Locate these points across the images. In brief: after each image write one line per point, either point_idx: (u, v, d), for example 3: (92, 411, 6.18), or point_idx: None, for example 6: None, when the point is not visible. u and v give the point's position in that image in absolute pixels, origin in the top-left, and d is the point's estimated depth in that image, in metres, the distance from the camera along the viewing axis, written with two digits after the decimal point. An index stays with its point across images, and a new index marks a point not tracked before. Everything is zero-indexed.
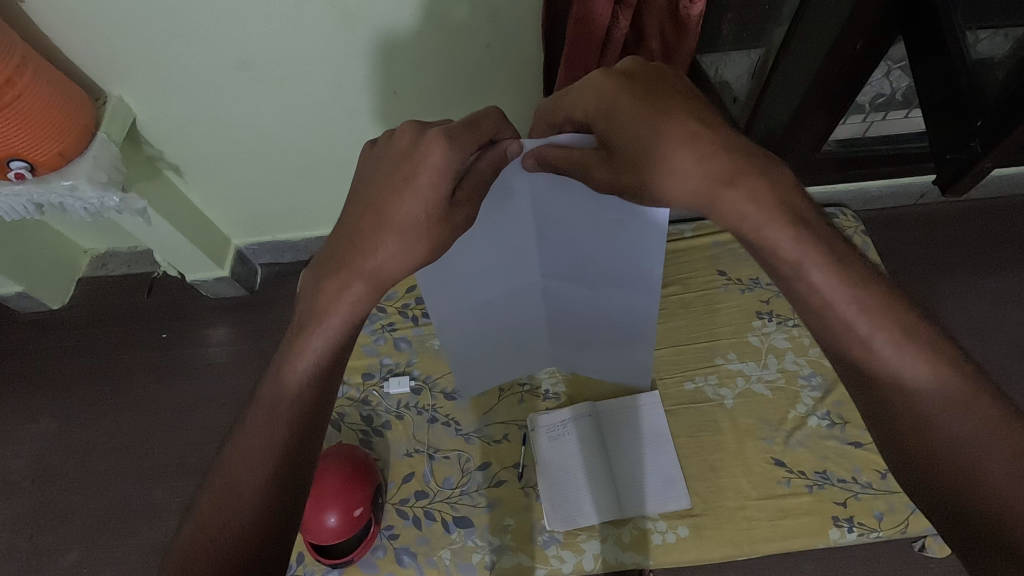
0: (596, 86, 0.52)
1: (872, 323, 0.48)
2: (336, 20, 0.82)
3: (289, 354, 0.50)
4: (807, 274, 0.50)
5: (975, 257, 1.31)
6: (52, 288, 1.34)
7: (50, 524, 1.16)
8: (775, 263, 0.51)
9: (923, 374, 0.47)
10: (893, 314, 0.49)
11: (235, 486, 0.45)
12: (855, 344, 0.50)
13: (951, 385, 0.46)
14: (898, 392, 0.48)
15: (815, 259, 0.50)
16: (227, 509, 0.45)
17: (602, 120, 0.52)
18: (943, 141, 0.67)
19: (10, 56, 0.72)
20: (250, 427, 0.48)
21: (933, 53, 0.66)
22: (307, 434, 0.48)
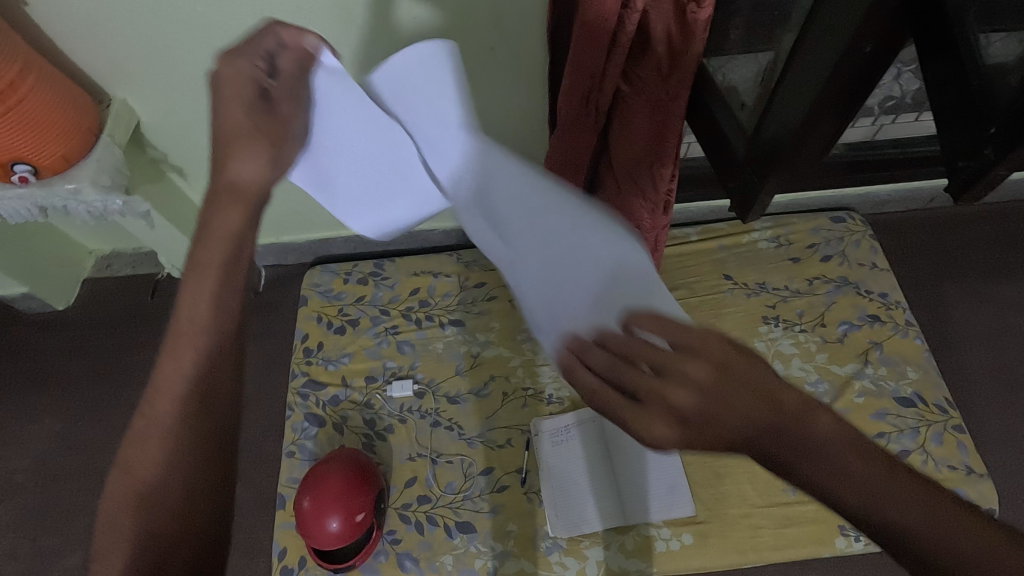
0: (668, 412, 0.37)
1: (859, 495, 0.36)
2: (338, 22, 0.82)
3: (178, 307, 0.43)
4: (799, 473, 0.37)
5: (986, 263, 1.29)
6: (58, 288, 1.34)
7: (54, 525, 1.16)
8: (838, 505, 0.37)
9: (920, 524, 0.36)
10: (872, 458, 0.37)
11: (144, 456, 0.40)
12: (884, 524, 0.37)
13: (918, 483, 0.37)
14: (906, 538, 0.36)
15: (793, 450, 0.37)
16: (146, 481, 0.40)
17: (696, 437, 0.37)
18: (954, 145, 0.64)
19: (14, 59, 0.71)
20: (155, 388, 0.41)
21: (941, 58, 0.61)
22: (218, 395, 0.42)
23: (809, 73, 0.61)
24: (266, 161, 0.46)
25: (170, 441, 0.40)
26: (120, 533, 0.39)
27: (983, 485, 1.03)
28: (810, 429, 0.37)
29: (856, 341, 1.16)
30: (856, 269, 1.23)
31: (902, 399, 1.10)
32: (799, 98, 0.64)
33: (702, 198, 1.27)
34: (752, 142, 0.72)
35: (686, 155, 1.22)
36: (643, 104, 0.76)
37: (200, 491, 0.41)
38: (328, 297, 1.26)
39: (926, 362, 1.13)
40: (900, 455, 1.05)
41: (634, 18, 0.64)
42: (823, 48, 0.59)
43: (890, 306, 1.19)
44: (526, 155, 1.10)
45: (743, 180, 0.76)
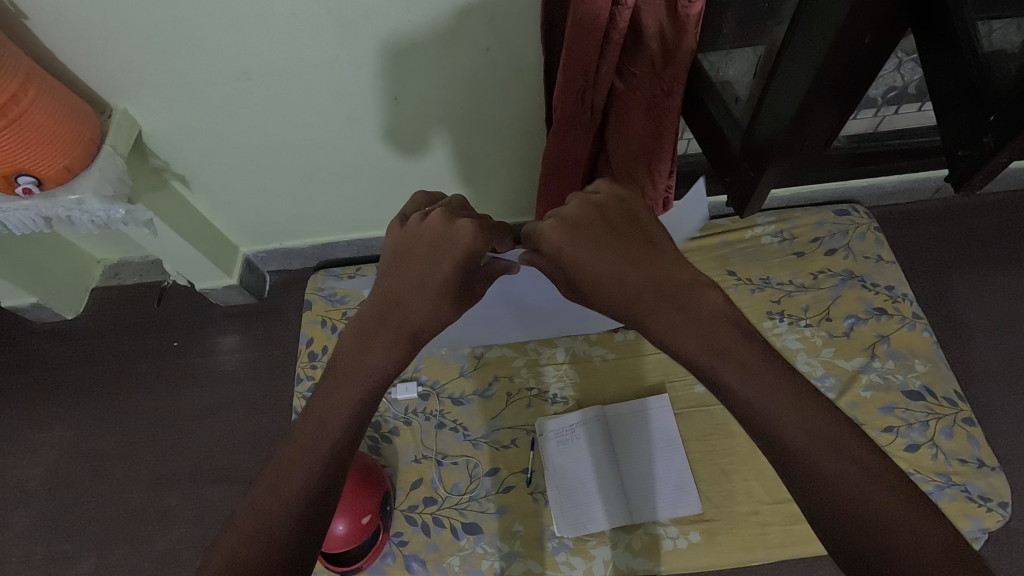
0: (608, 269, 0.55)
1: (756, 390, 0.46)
2: (333, 30, 0.82)
3: (324, 393, 0.51)
4: (723, 368, 0.48)
5: (995, 253, 1.28)
6: (67, 298, 1.36)
7: (68, 532, 1.18)
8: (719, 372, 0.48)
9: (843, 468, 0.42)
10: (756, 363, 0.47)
11: (281, 486, 0.46)
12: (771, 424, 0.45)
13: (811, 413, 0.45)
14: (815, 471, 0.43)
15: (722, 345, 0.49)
16: (274, 502, 0.45)
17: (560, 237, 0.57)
18: (956, 134, 0.62)
19: (15, 74, 0.73)
20: (317, 412, 0.50)
21: (940, 47, 0.60)
22: (330, 429, 0.49)
23: (801, 68, 0.61)
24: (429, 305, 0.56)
25: (299, 464, 0.47)
26: (260, 537, 0.44)
27: (995, 478, 1.02)
28: (719, 336, 0.49)
29: (862, 334, 1.14)
30: (861, 262, 1.22)
31: (911, 392, 1.09)
32: (792, 92, 0.63)
33: (703, 193, 1.26)
34: (747, 137, 0.72)
35: (685, 151, 1.22)
36: (637, 99, 0.75)
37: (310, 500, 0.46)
38: (331, 301, 1.30)
39: (935, 354, 1.12)
40: (910, 449, 1.04)
41: (627, 14, 0.63)
42: (812, 43, 0.58)
43: (897, 298, 1.17)
44: (525, 155, 1.10)
45: (739, 176, 0.76)
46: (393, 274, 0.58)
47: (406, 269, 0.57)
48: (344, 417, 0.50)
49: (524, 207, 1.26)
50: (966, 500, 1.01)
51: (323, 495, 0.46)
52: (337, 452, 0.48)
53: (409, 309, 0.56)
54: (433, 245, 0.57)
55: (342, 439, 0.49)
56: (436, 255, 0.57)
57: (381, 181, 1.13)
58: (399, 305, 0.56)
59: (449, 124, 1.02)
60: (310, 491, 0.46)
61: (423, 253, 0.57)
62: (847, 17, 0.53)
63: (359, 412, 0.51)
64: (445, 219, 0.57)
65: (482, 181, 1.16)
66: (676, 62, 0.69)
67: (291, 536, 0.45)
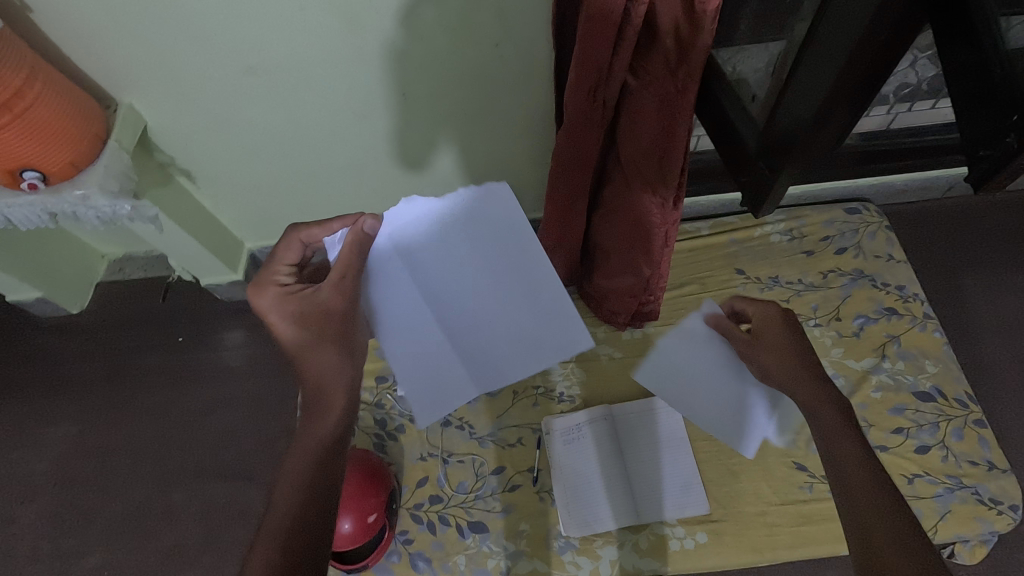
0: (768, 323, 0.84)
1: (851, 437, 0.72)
2: (340, 24, 0.81)
3: (295, 451, 0.66)
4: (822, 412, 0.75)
5: (1007, 252, 1.26)
6: (71, 293, 1.36)
7: (74, 527, 1.18)
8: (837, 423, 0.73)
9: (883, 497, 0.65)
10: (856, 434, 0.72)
11: (274, 522, 0.60)
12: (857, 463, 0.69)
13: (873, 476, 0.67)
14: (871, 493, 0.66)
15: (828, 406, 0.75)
16: (272, 531, 0.60)
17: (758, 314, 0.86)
18: (977, 133, 0.61)
19: (20, 67, 0.72)
20: (293, 463, 0.65)
21: (962, 44, 0.59)
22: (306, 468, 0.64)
23: (824, 64, 0.59)
24: (340, 353, 0.70)
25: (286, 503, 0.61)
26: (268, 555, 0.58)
27: (1006, 480, 1.01)
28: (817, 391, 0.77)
29: (873, 335, 1.13)
30: (872, 261, 1.20)
31: (921, 394, 1.08)
32: (813, 90, 0.62)
33: (712, 191, 1.25)
34: (765, 135, 0.71)
35: (694, 148, 1.20)
36: (650, 95, 0.74)
37: (287, 561, 0.58)
38: None
39: (946, 355, 1.11)
40: (919, 451, 1.04)
41: (643, 9, 0.62)
42: (836, 40, 0.56)
43: (907, 299, 1.16)
44: (533, 151, 1.09)
45: (755, 175, 0.74)
46: (292, 336, 0.69)
47: (298, 340, 0.69)
48: (314, 456, 0.65)
49: (531, 204, 1.25)
50: (977, 502, 1.00)
51: (292, 552, 0.58)
52: (299, 519, 0.60)
53: (324, 391, 0.69)
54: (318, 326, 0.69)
55: (316, 473, 0.64)
56: (302, 323, 0.69)
57: (387, 177, 1.12)
58: (321, 374, 0.69)
59: (457, 120, 1.00)
60: (287, 522, 0.60)
61: (285, 309, 0.70)
62: (872, 15, 0.51)
63: (309, 477, 0.63)
64: (286, 318, 0.69)
65: (490, 177, 1.15)
66: (690, 59, 0.67)
67: (290, 538, 0.59)
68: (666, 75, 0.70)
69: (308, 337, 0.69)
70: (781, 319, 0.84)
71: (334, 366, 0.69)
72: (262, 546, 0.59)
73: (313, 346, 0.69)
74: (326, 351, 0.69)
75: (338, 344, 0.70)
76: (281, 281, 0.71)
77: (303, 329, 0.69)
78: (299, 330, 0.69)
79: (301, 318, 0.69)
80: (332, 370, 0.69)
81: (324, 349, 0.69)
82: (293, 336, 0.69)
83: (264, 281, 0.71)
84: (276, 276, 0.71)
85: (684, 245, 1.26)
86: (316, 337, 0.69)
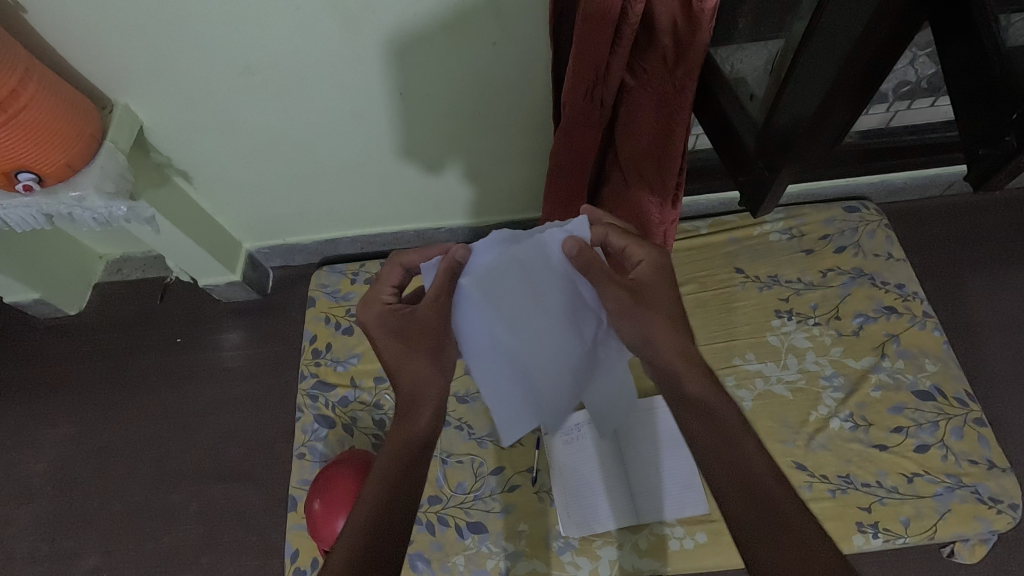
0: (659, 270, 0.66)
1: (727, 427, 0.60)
2: (336, 23, 0.81)
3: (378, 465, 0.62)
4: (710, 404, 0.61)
5: (1006, 250, 1.26)
6: (69, 294, 1.35)
7: (73, 528, 1.18)
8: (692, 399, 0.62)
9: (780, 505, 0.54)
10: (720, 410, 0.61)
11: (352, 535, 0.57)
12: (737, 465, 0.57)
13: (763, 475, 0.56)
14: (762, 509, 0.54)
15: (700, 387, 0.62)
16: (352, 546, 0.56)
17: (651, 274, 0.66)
18: (977, 132, 0.61)
19: (14, 68, 0.71)
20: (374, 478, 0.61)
21: (961, 42, 0.58)
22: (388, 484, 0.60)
23: (822, 65, 0.59)
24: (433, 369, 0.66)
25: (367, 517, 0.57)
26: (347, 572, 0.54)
27: (1006, 479, 1.01)
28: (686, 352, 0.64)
29: (872, 334, 1.13)
30: (872, 260, 1.20)
31: (921, 392, 1.07)
32: (811, 89, 0.61)
33: (711, 189, 1.24)
34: (762, 134, 0.71)
35: (693, 146, 1.20)
36: (649, 94, 0.73)
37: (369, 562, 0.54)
38: (334, 297, 1.29)
39: (946, 354, 1.11)
40: (919, 450, 1.03)
41: (640, 8, 0.61)
42: (834, 39, 0.56)
43: (907, 297, 1.16)
44: (531, 150, 1.09)
45: (753, 175, 0.74)
46: (389, 351, 0.66)
47: (393, 355, 0.66)
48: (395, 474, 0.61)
49: (530, 203, 1.25)
50: (977, 501, 0.99)
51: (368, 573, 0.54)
52: (386, 521, 0.58)
53: (415, 403, 0.65)
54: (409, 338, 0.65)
55: (396, 491, 0.60)
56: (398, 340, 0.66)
57: (385, 177, 1.12)
58: (413, 389, 0.66)
59: (454, 120, 1.00)
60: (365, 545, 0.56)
61: (383, 325, 0.66)
62: (870, 14, 0.51)
63: (400, 477, 0.61)
64: (386, 338, 0.66)
65: (488, 176, 1.15)
66: (688, 58, 0.67)
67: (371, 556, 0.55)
68: (664, 75, 0.70)
69: (404, 353, 0.66)
70: (664, 271, 0.66)
71: (428, 381, 0.66)
72: (346, 543, 0.56)
73: (408, 361, 0.65)
74: (419, 369, 0.65)
75: (435, 367, 0.66)
76: (385, 296, 0.68)
77: (398, 346, 0.66)
78: (393, 350, 0.66)
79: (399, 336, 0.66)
80: (427, 387, 0.66)
81: (419, 368, 0.66)
82: (393, 351, 0.66)
83: (371, 296, 0.68)
84: (378, 293, 0.68)
85: (683, 244, 1.26)
86: (411, 354, 0.66)
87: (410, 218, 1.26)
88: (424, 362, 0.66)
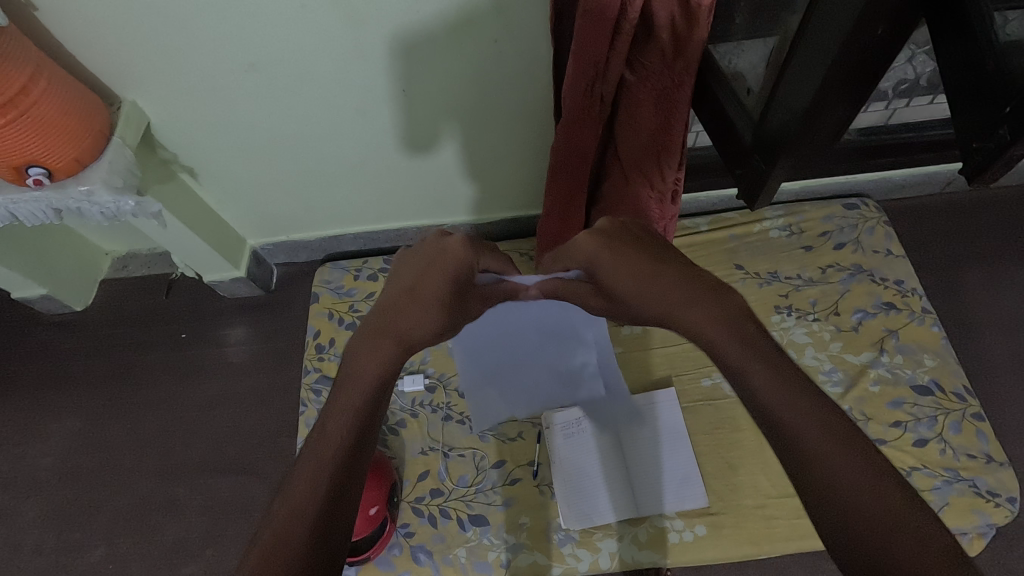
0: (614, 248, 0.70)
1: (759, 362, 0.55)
2: (339, 19, 0.82)
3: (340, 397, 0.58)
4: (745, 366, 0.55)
5: (1005, 247, 1.27)
6: (75, 289, 1.37)
7: (80, 521, 1.19)
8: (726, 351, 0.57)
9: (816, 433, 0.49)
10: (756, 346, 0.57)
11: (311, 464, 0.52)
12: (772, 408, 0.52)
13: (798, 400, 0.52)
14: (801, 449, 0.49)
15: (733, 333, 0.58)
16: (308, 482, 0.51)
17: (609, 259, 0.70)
18: (970, 126, 0.62)
19: (25, 65, 0.73)
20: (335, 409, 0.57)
21: (956, 37, 0.59)
22: (350, 415, 0.56)
23: (816, 60, 0.60)
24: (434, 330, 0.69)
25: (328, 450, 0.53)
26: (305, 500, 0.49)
27: (1004, 473, 1.01)
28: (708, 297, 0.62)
29: (871, 329, 1.14)
30: (871, 256, 1.21)
31: (920, 387, 1.08)
32: (806, 83, 0.62)
33: (711, 186, 1.25)
34: (759, 128, 0.72)
35: (693, 144, 1.21)
36: (648, 90, 0.74)
37: (327, 515, 0.49)
38: (337, 293, 1.30)
39: (944, 349, 1.11)
40: (917, 445, 1.04)
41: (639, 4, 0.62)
42: (828, 34, 0.57)
43: (906, 293, 1.16)
44: (533, 147, 1.10)
45: (750, 169, 0.75)
46: (417, 285, 0.68)
47: (412, 289, 0.68)
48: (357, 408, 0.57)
49: (532, 200, 1.26)
50: (975, 494, 1.00)
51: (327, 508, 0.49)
52: (344, 462, 0.52)
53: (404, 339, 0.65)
54: (420, 286, 0.68)
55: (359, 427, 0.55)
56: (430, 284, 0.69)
57: (389, 174, 1.13)
58: (402, 323, 0.66)
59: (456, 116, 1.01)
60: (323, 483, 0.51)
61: (437, 271, 0.70)
62: (861, 11, 0.52)
63: (367, 409, 0.57)
64: (430, 277, 0.69)
65: (490, 173, 1.16)
66: (686, 55, 0.68)
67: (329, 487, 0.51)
68: (662, 71, 0.71)
69: (423, 297, 0.68)
70: (634, 256, 0.69)
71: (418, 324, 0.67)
72: (304, 482, 0.51)
73: (417, 305, 0.67)
74: (422, 317, 0.67)
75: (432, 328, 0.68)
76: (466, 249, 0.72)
77: (431, 292, 0.68)
78: (425, 287, 0.68)
79: (440, 290, 0.69)
80: (418, 330, 0.67)
81: (425, 316, 0.67)
82: (421, 291, 0.68)
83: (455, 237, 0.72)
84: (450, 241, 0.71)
85: (683, 241, 1.27)
86: (419, 297, 0.68)
87: (413, 215, 1.27)
88: (430, 310, 0.68)
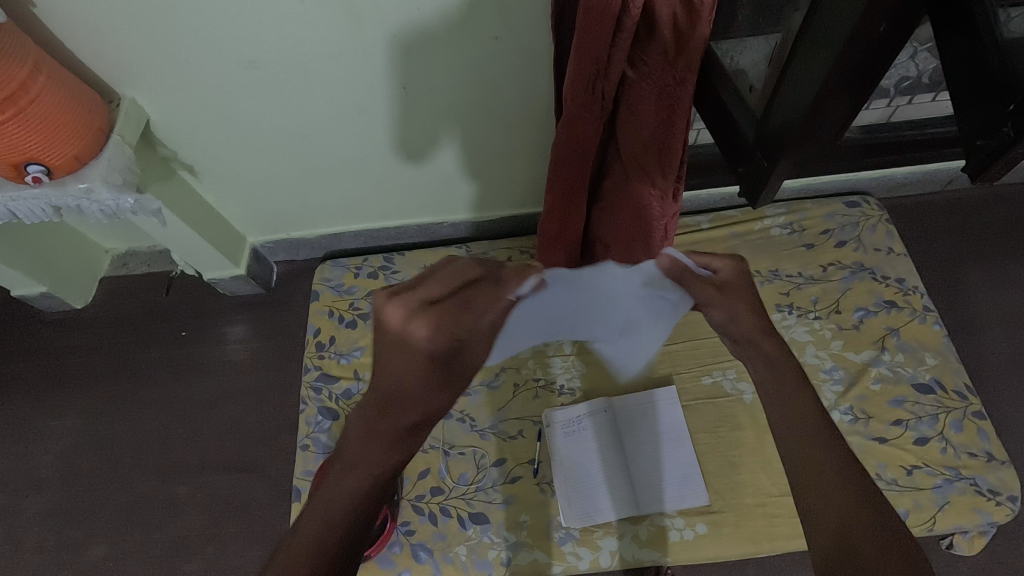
0: None
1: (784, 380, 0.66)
2: (338, 16, 0.81)
3: (344, 462, 0.58)
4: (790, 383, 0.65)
5: (1006, 245, 1.26)
6: (75, 287, 1.37)
7: (80, 518, 1.19)
8: None
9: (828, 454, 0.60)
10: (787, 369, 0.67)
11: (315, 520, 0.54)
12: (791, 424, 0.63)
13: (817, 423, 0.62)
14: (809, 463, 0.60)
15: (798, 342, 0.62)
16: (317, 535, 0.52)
17: None
18: (974, 123, 0.61)
19: (24, 62, 0.72)
20: (342, 466, 0.58)
21: (961, 34, 0.58)
22: (361, 473, 0.57)
23: (818, 58, 0.60)
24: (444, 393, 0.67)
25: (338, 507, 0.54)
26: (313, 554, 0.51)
27: (1005, 472, 1.01)
28: None
29: (873, 327, 1.14)
30: (873, 254, 1.21)
31: (921, 385, 1.08)
32: (809, 81, 0.62)
33: (712, 184, 1.25)
34: (761, 126, 0.71)
35: (695, 141, 1.21)
36: (650, 88, 0.74)
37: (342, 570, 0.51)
38: (337, 291, 1.30)
39: (945, 348, 1.11)
40: (918, 443, 1.04)
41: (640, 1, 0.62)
42: (831, 32, 0.57)
43: (907, 292, 1.16)
44: (534, 145, 1.10)
45: (753, 166, 0.75)
46: (397, 351, 0.65)
47: (394, 356, 0.65)
48: (369, 468, 0.57)
49: (533, 197, 1.25)
50: (976, 493, 1.00)
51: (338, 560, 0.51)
52: (351, 517, 0.54)
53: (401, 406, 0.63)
54: (401, 352, 0.65)
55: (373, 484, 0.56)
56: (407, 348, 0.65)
57: (389, 172, 1.13)
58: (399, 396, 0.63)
59: (456, 113, 1.01)
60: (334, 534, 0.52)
61: (411, 329, 0.66)
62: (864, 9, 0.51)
63: (378, 470, 0.57)
64: (406, 337, 0.66)
65: (490, 170, 1.16)
66: (687, 52, 0.68)
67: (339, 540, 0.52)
68: (664, 68, 0.71)
69: (407, 361, 0.65)
70: None
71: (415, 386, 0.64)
72: (311, 534, 0.53)
73: (406, 370, 0.65)
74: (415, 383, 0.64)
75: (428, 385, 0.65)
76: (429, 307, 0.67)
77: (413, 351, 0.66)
78: (405, 355, 0.65)
79: (419, 347, 0.66)
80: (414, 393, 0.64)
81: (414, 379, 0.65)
82: (404, 357, 0.65)
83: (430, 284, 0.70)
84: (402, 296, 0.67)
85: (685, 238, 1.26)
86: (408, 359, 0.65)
87: (414, 213, 1.27)
88: (418, 374, 0.65)
